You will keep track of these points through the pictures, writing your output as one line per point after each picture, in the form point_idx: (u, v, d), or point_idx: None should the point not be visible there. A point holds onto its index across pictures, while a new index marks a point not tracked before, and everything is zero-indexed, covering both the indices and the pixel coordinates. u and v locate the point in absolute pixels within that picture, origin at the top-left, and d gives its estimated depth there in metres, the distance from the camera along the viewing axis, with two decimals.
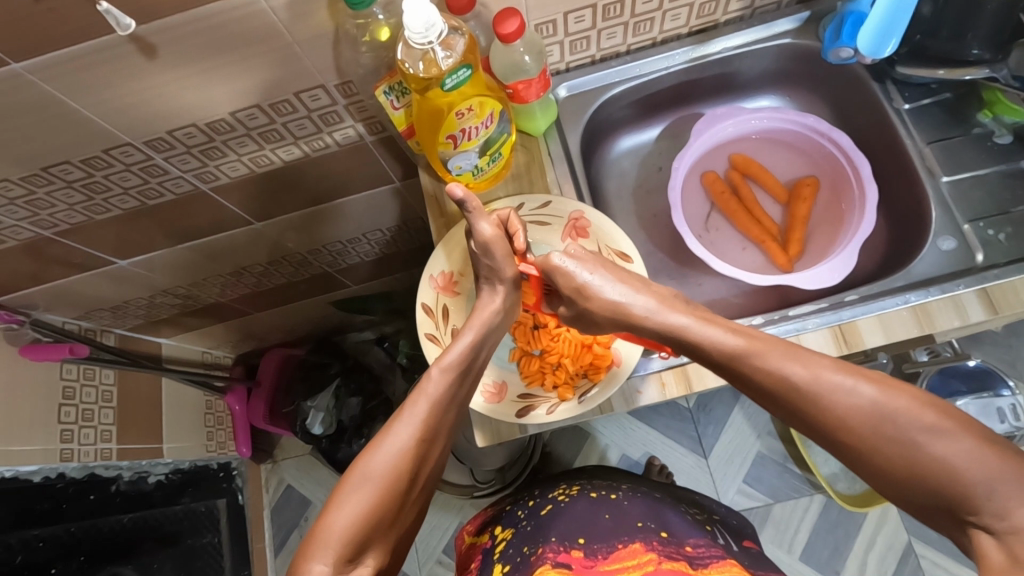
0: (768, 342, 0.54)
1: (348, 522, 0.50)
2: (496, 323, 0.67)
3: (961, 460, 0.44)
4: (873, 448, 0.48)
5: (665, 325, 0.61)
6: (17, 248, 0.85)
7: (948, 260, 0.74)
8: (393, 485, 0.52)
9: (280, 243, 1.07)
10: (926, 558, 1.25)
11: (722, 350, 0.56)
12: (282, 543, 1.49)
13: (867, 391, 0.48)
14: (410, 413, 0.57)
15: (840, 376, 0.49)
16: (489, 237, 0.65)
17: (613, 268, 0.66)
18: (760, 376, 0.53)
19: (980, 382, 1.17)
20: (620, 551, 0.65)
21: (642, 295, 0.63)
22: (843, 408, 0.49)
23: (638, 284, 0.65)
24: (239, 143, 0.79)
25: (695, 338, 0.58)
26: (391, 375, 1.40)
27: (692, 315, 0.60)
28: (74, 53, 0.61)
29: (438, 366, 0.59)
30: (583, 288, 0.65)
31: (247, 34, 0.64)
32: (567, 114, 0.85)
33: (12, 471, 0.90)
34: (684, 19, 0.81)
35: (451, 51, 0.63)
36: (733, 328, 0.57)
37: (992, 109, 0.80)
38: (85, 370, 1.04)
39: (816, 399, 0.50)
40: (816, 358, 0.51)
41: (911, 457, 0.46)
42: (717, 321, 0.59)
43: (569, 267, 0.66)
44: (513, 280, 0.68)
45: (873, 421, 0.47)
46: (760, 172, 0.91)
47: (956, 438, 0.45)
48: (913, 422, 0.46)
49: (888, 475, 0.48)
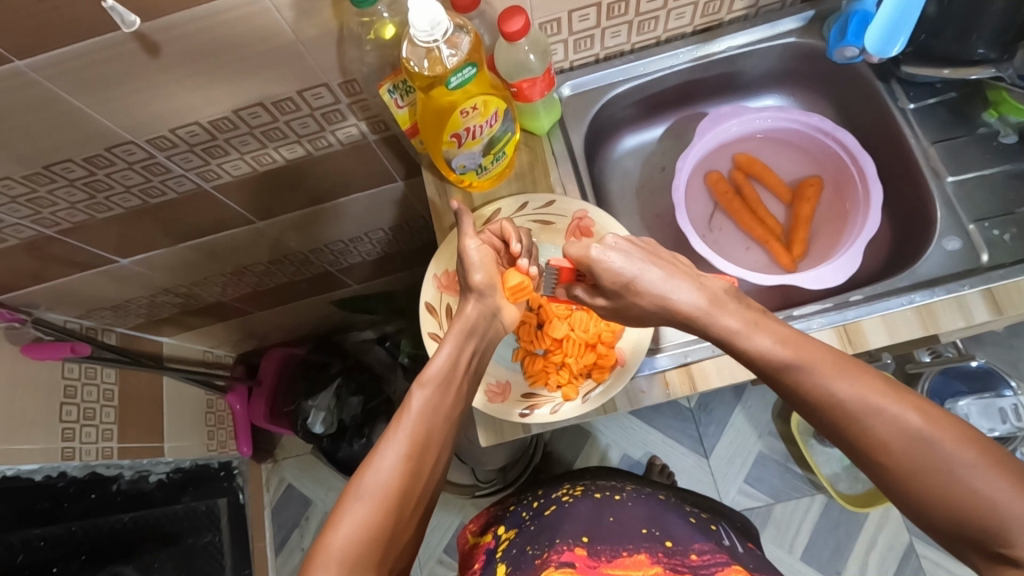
0: (820, 354, 0.51)
1: (343, 543, 0.49)
2: (471, 330, 0.65)
3: (1001, 497, 0.43)
4: (910, 474, 0.46)
5: (715, 329, 0.56)
6: (18, 247, 0.85)
7: (953, 259, 0.74)
8: (385, 502, 0.52)
9: (281, 242, 1.06)
10: (927, 557, 1.25)
11: (770, 362, 0.52)
12: (282, 542, 1.49)
13: (913, 419, 0.46)
14: (397, 430, 0.56)
15: (888, 400, 0.47)
16: (466, 246, 0.67)
17: (660, 261, 0.61)
18: (806, 390, 0.51)
19: (981, 382, 1.17)
20: (625, 557, 0.65)
21: (690, 293, 0.58)
22: (886, 434, 0.47)
23: (684, 277, 0.59)
24: (241, 141, 0.79)
25: (743, 346, 0.55)
26: (392, 375, 1.39)
27: (744, 317, 0.56)
28: (77, 51, 0.60)
29: (418, 382, 0.59)
30: (632, 284, 0.60)
31: (251, 32, 0.63)
32: (570, 113, 0.85)
33: (14, 469, 0.89)
34: (688, 18, 0.81)
35: (456, 49, 0.63)
36: (782, 335, 0.53)
37: (997, 109, 0.79)
38: (86, 369, 1.04)
39: (860, 420, 0.48)
40: (864, 376, 0.49)
41: (951, 490, 0.45)
42: (767, 325, 0.55)
43: (615, 263, 0.60)
44: (483, 288, 0.66)
45: (915, 450, 0.46)
46: (764, 172, 0.91)
47: (999, 476, 0.44)
48: (956, 456, 0.45)
49: (920, 501, 0.47)
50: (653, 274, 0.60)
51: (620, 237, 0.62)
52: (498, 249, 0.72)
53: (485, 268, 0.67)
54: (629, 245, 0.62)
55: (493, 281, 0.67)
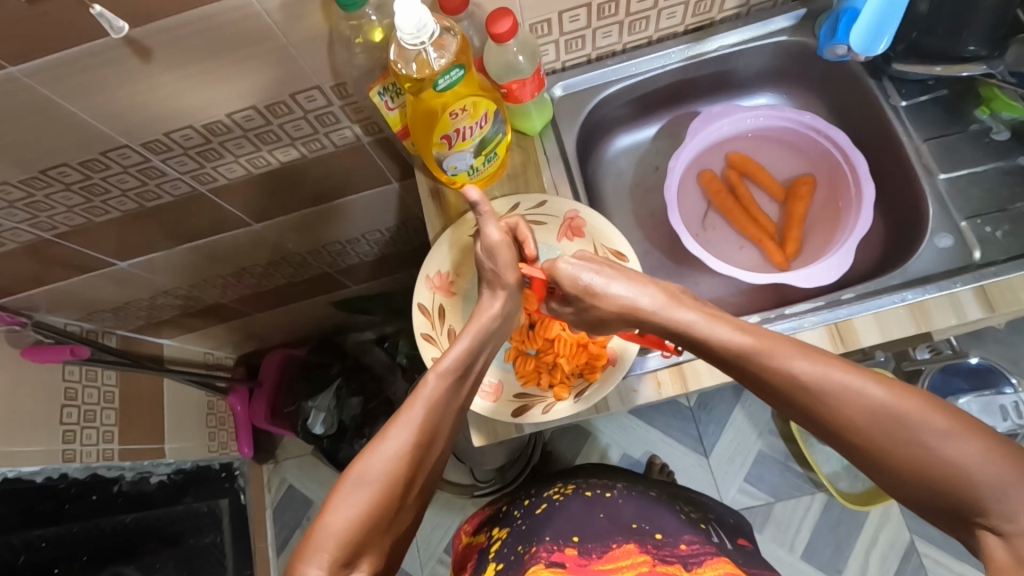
0: (776, 339, 0.51)
1: (343, 525, 0.50)
2: (494, 329, 0.65)
3: (972, 463, 0.43)
4: (881, 448, 0.46)
5: (673, 322, 0.58)
6: (18, 250, 0.86)
7: (945, 257, 0.74)
8: (388, 489, 0.52)
9: (279, 245, 1.07)
10: (928, 556, 1.25)
11: (728, 348, 0.53)
12: (284, 542, 1.50)
13: (875, 392, 0.46)
14: (406, 415, 0.56)
15: (850, 375, 0.48)
16: (494, 242, 0.65)
17: (619, 268, 0.63)
18: (767, 374, 0.51)
19: (981, 380, 1.17)
20: (614, 550, 0.65)
21: (650, 293, 0.60)
22: (851, 409, 0.47)
23: (648, 281, 0.61)
24: (235, 144, 0.80)
25: (703, 335, 0.56)
26: (392, 375, 1.41)
27: (702, 311, 0.57)
28: (69, 56, 0.61)
29: (434, 370, 0.58)
30: (587, 290, 0.62)
31: (242, 35, 0.64)
32: (562, 114, 0.85)
33: (15, 471, 0.90)
34: (680, 18, 0.81)
35: (444, 51, 0.63)
36: (742, 325, 0.54)
37: (989, 106, 0.80)
38: (87, 371, 1.05)
39: (825, 399, 0.48)
40: (824, 355, 0.49)
41: (922, 459, 0.45)
42: (725, 318, 0.56)
43: (572, 269, 0.63)
44: (514, 287, 0.67)
45: (881, 422, 0.46)
46: (757, 171, 0.91)
47: (969, 441, 0.43)
48: (925, 423, 0.45)
49: (896, 477, 0.46)
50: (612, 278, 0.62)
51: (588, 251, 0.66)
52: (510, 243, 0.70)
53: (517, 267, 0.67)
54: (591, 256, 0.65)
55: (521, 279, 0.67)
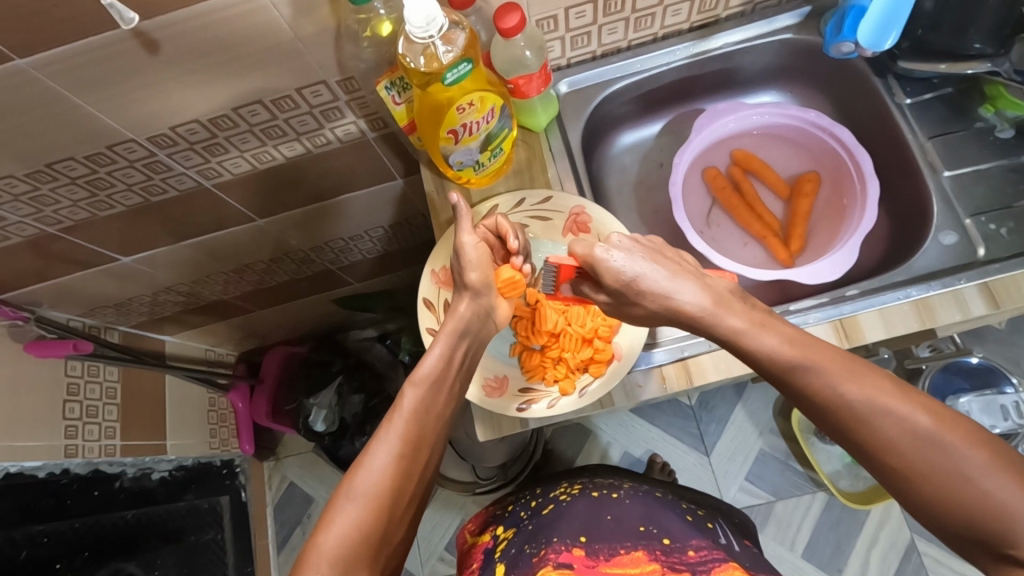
0: (825, 355, 0.51)
1: (334, 545, 0.50)
2: (463, 328, 0.64)
3: (1010, 498, 0.43)
4: (916, 474, 0.47)
5: (721, 328, 0.56)
6: (22, 244, 0.86)
7: (950, 254, 0.74)
8: (376, 503, 0.52)
9: (282, 241, 1.07)
10: (928, 555, 1.25)
11: (773, 361, 0.52)
12: (284, 540, 1.50)
13: (922, 420, 0.47)
14: (389, 429, 0.56)
15: (899, 401, 0.47)
16: (465, 245, 0.65)
17: (664, 259, 0.60)
18: (813, 391, 0.51)
19: (982, 379, 1.18)
20: (623, 556, 0.65)
21: (694, 293, 0.57)
22: (895, 434, 0.47)
23: (691, 277, 0.58)
24: (241, 139, 0.80)
25: (749, 345, 0.54)
26: (394, 372, 1.37)
27: (750, 317, 0.55)
28: (77, 49, 0.61)
29: (409, 381, 0.59)
30: (634, 283, 0.58)
31: (250, 29, 0.64)
32: (567, 111, 0.85)
33: (18, 466, 0.90)
34: (685, 15, 0.81)
35: (451, 45, 0.63)
36: (790, 335, 0.53)
37: (993, 103, 0.80)
38: (89, 366, 1.05)
39: (870, 422, 0.48)
40: (874, 377, 0.49)
41: (959, 489, 0.45)
42: (773, 325, 0.54)
43: (617, 262, 0.59)
44: (478, 286, 0.65)
45: (923, 450, 0.46)
46: (762, 168, 0.91)
47: (1008, 478, 0.44)
48: (966, 457, 0.45)
49: (928, 504, 0.47)
50: (658, 273, 0.58)
51: (626, 237, 0.61)
52: (493, 242, 0.71)
53: (482, 267, 0.66)
54: (631, 242, 0.61)
55: (489, 279, 0.66)
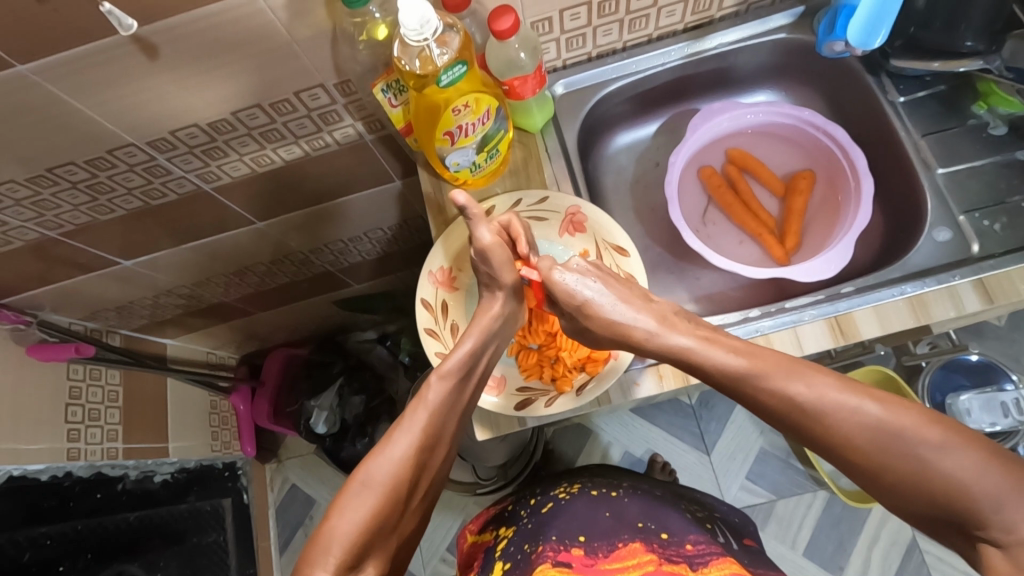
0: (774, 362, 0.55)
1: (349, 529, 0.50)
2: (495, 328, 0.67)
3: (969, 477, 0.45)
4: (880, 463, 0.48)
5: (666, 347, 0.61)
6: (25, 249, 0.86)
7: (944, 250, 0.75)
8: (392, 492, 0.53)
9: (282, 244, 1.08)
10: (930, 553, 1.25)
11: (724, 371, 0.56)
12: (287, 542, 1.50)
13: (872, 410, 0.49)
14: (411, 420, 0.58)
15: (846, 395, 0.50)
16: (487, 244, 0.66)
17: (615, 284, 0.67)
18: (767, 396, 0.54)
19: (982, 376, 1.18)
20: (621, 549, 0.65)
21: (642, 317, 0.63)
22: (850, 427, 0.50)
23: (642, 304, 0.65)
24: (240, 143, 0.80)
25: (699, 359, 0.59)
26: (395, 374, 1.37)
27: (695, 336, 0.61)
28: (77, 55, 0.62)
29: (437, 373, 0.60)
30: (584, 307, 0.65)
31: (246, 34, 0.65)
32: (564, 112, 0.86)
33: (22, 469, 0.91)
34: (679, 15, 0.82)
35: (446, 47, 0.64)
36: (736, 347, 0.58)
37: (986, 101, 0.81)
38: (92, 370, 1.07)
39: (825, 419, 0.51)
40: (821, 377, 0.52)
41: (921, 474, 0.47)
42: (721, 341, 0.59)
43: (570, 283, 0.66)
44: (512, 286, 0.68)
45: (879, 438, 0.48)
46: (757, 166, 0.92)
47: (964, 456, 0.45)
48: (921, 438, 0.47)
49: (900, 492, 0.48)
50: (606, 298, 0.65)
51: (583, 263, 0.68)
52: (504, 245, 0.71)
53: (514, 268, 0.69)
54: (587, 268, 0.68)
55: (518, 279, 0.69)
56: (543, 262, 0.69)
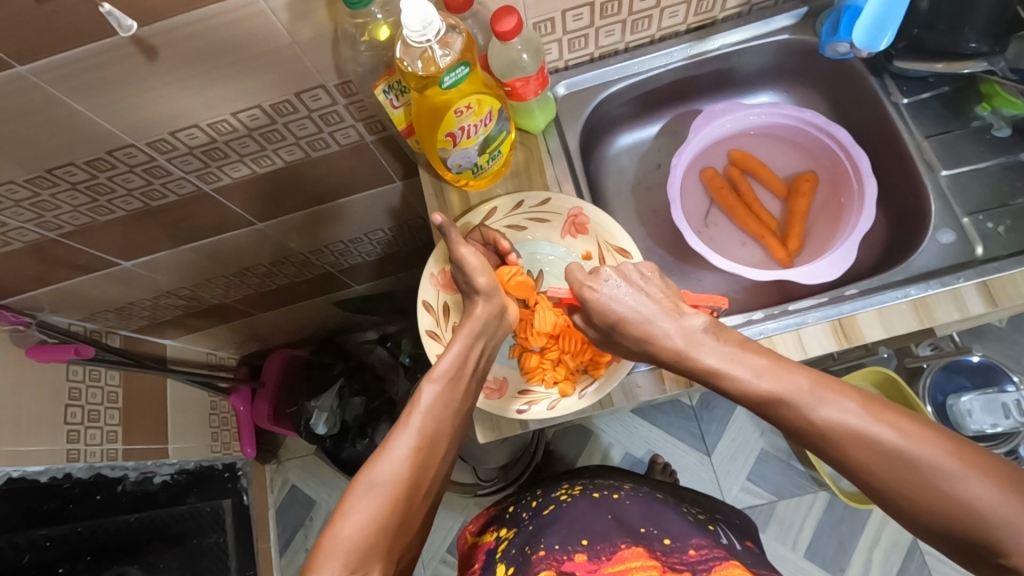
0: (794, 383, 0.53)
1: (352, 533, 0.50)
2: (480, 329, 0.66)
3: (988, 506, 0.43)
4: (898, 489, 0.47)
5: (697, 366, 0.59)
6: (24, 250, 0.86)
7: (948, 252, 0.75)
8: (394, 494, 0.53)
9: (282, 244, 1.07)
10: (931, 554, 1.24)
11: (751, 396, 0.55)
12: (287, 543, 1.50)
13: (889, 436, 0.48)
14: (407, 424, 0.58)
15: (864, 420, 0.49)
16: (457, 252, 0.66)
17: (649, 296, 0.64)
18: (787, 418, 0.53)
19: (983, 377, 1.17)
20: (624, 551, 0.65)
21: (672, 334, 0.61)
22: (867, 452, 0.48)
23: (674, 315, 0.62)
24: (240, 144, 0.80)
25: (724, 382, 0.58)
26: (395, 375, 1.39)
27: (722, 354, 0.58)
28: (77, 55, 0.61)
29: (428, 377, 0.60)
30: (619, 323, 0.63)
31: (247, 34, 0.64)
32: (565, 113, 0.86)
33: (22, 470, 0.91)
34: (682, 16, 0.82)
35: (449, 48, 0.64)
36: (760, 367, 0.56)
37: (990, 102, 0.80)
38: (91, 371, 1.06)
39: (841, 444, 0.50)
40: (839, 399, 0.51)
41: (940, 502, 0.45)
42: (744, 358, 0.57)
43: (604, 298, 0.64)
44: (487, 289, 0.67)
45: (896, 465, 0.47)
46: (759, 168, 0.91)
47: (983, 485, 0.44)
48: (939, 466, 0.45)
49: (920, 518, 0.47)
50: (640, 313, 0.63)
51: (614, 274, 0.65)
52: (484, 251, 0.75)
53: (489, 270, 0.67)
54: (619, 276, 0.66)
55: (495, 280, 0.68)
56: (573, 271, 0.66)
